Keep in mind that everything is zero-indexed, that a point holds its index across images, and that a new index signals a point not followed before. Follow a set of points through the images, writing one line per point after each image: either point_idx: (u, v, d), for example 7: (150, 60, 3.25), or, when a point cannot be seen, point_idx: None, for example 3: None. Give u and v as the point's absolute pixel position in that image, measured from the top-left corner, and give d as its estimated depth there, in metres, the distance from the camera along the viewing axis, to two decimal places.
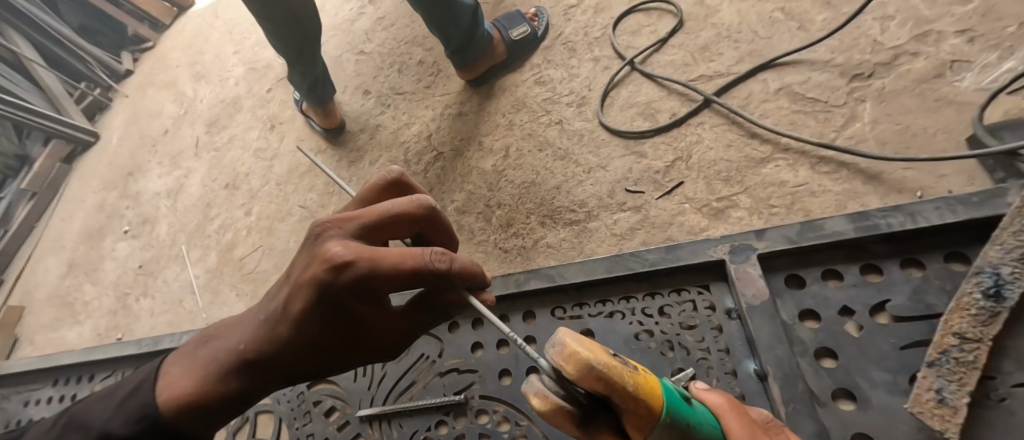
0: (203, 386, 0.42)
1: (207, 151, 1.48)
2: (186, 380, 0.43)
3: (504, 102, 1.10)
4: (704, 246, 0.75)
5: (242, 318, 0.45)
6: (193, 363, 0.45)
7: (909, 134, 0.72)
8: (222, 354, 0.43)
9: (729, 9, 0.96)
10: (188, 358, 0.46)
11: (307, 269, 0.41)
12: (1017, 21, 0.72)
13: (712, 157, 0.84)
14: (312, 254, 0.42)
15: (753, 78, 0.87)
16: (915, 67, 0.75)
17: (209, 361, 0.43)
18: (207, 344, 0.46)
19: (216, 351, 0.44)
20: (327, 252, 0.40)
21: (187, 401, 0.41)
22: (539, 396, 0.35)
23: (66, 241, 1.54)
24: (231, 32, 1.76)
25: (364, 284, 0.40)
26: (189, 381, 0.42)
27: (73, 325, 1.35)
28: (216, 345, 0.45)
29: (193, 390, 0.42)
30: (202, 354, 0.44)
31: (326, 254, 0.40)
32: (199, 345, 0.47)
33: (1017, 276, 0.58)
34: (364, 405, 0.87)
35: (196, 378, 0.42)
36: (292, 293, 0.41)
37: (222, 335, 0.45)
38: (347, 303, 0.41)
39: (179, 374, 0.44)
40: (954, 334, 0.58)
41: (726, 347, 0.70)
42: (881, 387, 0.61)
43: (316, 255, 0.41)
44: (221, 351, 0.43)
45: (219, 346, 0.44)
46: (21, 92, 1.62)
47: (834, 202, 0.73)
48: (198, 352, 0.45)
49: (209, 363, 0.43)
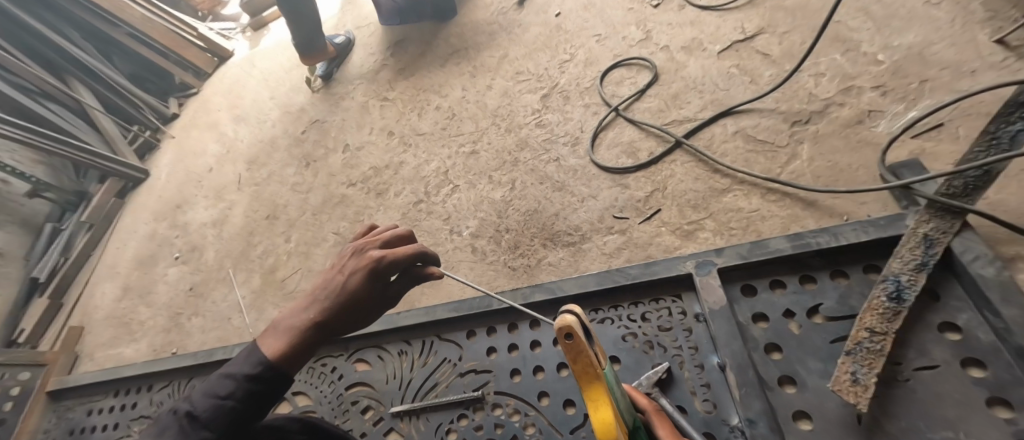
0: (293, 343, 0.64)
1: (249, 186, 1.68)
2: (280, 340, 0.65)
3: (510, 141, 1.29)
4: (676, 262, 0.92)
5: (303, 301, 0.68)
6: (277, 334, 0.66)
7: (838, 169, 0.89)
8: (300, 323, 0.65)
9: (694, 65, 1.15)
10: (269, 334, 0.67)
11: (360, 262, 0.68)
12: (918, 78, 0.90)
13: (683, 188, 1.02)
14: (357, 257, 0.69)
15: (714, 123, 1.06)
16: (842, 114, 0.94)
17: (291, 329, 0.65)
18: (280, 323, 0.67)
19: (292, 322, 0.66)
20: (370, 252, 0.69)
21: (286, 354, 0.64)
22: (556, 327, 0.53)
23: (120, 267, 1.72)
24: (268, 81, 2.03)
25: (395, 268, 0.69)
26: (281, 343, 0.65)
27: (129, 342, 1.49)
28: (290, 321, 0.67)
29: (288, 347, 0.64)
30: (280, 328, 0.66)
31: (369, 253, 0.69)
32: (274, 326, 0.68)
33: (913, 282, 0.72)
34: (396, 403, 1.03)
35: (286, 340, 0.65)
36: (345, 279, 0.67)
37: (291, 314, 0.67)
38: (383, 280, 0.68)
39: (269, 342, 0.66)
40: (867, 329, 0.72)
41: (695, 344, 0.86)
42: (816, 374, 0.76)
43: (361, 257, 0.69)
44: (298, 321, 0.66)
45: (293, 319, 0.66)
46: (82, 135, 1.97)
47: (780, 225, 0.89)
48: (276, 329, 0.67)
49: (291, 331, 0.65)
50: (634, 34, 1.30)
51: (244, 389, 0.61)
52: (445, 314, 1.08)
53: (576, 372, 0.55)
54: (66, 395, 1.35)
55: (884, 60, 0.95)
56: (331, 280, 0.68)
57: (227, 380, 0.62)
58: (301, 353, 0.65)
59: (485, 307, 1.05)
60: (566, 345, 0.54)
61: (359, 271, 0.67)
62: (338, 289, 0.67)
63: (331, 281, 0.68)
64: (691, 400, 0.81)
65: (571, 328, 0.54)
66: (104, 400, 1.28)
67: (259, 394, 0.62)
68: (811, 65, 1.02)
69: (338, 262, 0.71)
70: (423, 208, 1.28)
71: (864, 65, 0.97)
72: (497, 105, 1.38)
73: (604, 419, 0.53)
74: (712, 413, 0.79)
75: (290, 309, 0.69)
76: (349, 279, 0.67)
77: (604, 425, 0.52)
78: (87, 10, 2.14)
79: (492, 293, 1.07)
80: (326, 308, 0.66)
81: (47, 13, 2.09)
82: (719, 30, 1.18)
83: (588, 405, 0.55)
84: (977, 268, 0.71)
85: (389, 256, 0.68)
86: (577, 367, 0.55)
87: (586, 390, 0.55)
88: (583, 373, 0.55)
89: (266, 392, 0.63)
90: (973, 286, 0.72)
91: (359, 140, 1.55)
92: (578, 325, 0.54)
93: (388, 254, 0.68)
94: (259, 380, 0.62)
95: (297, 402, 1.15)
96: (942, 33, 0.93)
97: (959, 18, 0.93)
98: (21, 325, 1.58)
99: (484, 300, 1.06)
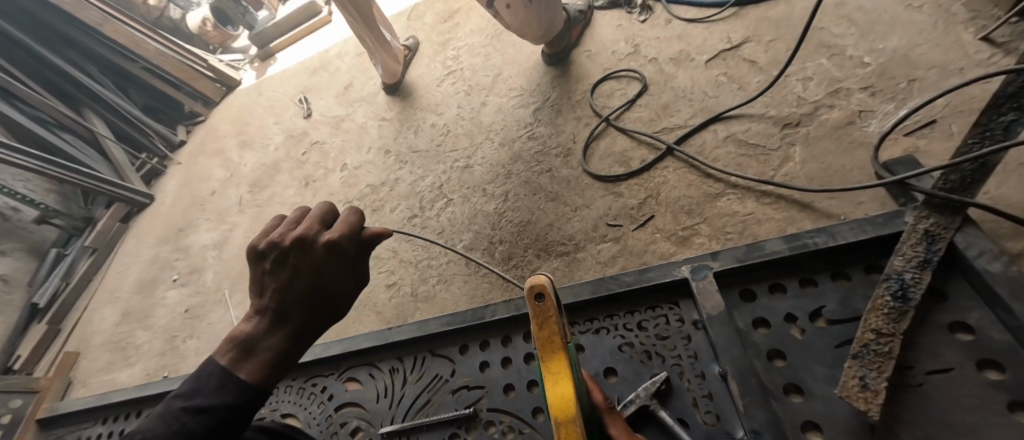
0: (277, 360, 0.61)
1: (249, 207, 1.68)
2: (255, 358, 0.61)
3: (503, 154, 1.28)
4: (671, 267, 0.89)
5: (267, 313, 0.63)
6: (256, 356, 0.61)
7: (831, 170, 0.88)
8: (279, 339, 0.62)
9: (683, 76, 1.14)
10: (233, 358, 0.61)
11: (317, 251, 0.64)
12: (907, 79, 0.90)
13: (677, 194, 1.01)
14: (304, 250, 0.64)
15: (705, 129, 1.05)
16: (832, 116, 0.93)
17: (270, 348, 0.61)
18: (246, 345, 0.61)
19: (270, 340, 0.62)
20: (320, 238, 0.65)
21: (270, 372, 0.61)
22: (538, 277, 0.54)
23: (121, 291, 1.72)
24: (273, 107, 2.08)
25: (348, 248, 0.67)
26: (261, 364, 0.60)
27: (124, 366, 1.47)
28: (265, 338, 0.62)
29: (274, 364, 0.61)
30: (255, 350, 0.61)
31: (318, 240, 0.65)
32: (243, 351, 0.61)
33: (918, 280, 0.69)
34: (386, 423, 0.99)
35: (266, 359, 0.61)
36: (309, 276, 0.64)
37: (258, 332, 0.62)
38: (342, 261, 0.67)
39: (240, 367, 0.60)
40: (873, 330, 0.69)
41: (694, 353, 0.83)
42: (823, 381, 0.72)
43: (309, 245, 0.65)
44: (274, 338, 0.62)
45: (267, 338, 0.62)
46: (94, 164, 2.02)
47: (776, 227, 0.88)
48: (247, 350, 0.61)
49: (271, 349, 0.61)
50: (624, 48, 1.28)
51: (228, 421, 0.56)
52: (437, 327, 1.06)
53: (538, 334, 0.53)
54: (53, 423, 1.31)
55: (871, 62, 0.95)
56: (289, 279, 0.64)
57: (205, 415, 0.55)
58: (283, 366, 0.62)
59: (478, 320, 1.03)
60: (536, 307, 0.53)
61: (320, 266, 0.64)
62: (307, 292, 0.64)
63: (287, 288, 0.64)
64: (692, 412, 0.77)
65: (540, 284, 0.53)
66: (91, 428, 1.24)
67: (242, 420, 0.58)
68: (798, 70, 1.02)
69: (286, 259, 0.65)
70: (417, 223, 1.29)
71: (851, 69, 0.96)
72: (491, 120, 1.36)
73: (562, 396, 0.50)
74: (716, 426, 0.75)
75: (250, 328, 0.63)
76: (312, 279, 0.64)
77: (563, 399, 0.49)
78: (108, 48, 2.23)
79: (486, 305, 1.05)
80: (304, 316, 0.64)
81: (71, 51, 2.19)
82: (706, 42, 1.16)
83: (546, 379, 0.51)
84: (983, 264, 0.68)
85: (340, 237, 0.65)
86: (538, 328, 0.53)
87: (547, 363, 0.52)
88: (544, 339, 0.53)
89: (249, 417, 0.59)
90: (981, 282, 0.68)
91: (357, 160, 1.55)
92: (551, 288, 0.54)
93: (338, 232, 0.66)
94: (244, 406, 0.58)
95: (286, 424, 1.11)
96: (925, 34, 0.93)
97: (945, 18, 0.92)
98: (17, 351, 1.57)
99: (477, 312, 1.03)
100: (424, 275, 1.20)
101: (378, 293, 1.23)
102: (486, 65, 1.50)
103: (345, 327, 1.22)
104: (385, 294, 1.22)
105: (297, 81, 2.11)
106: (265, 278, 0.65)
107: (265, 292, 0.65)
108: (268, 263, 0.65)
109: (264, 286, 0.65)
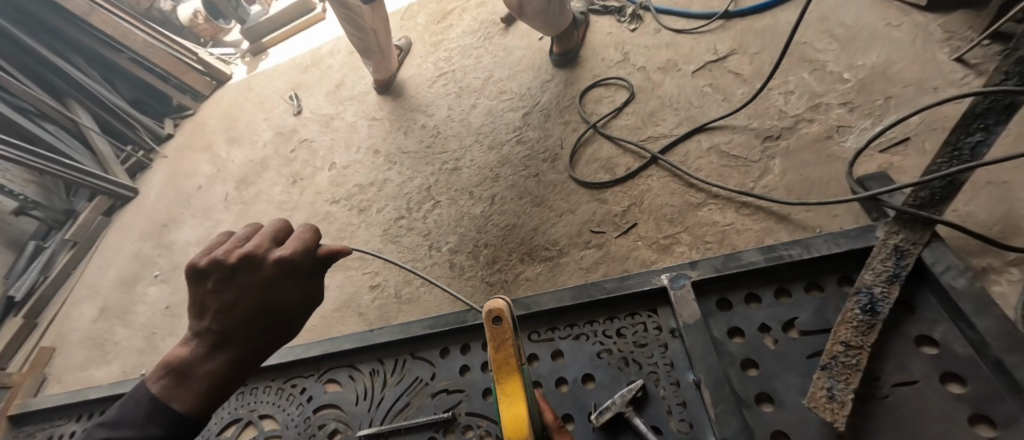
0: (215, 386, 0.59)
1: (235, 204, 1.66)
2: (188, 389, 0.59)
3: (491, 158, 1.29)
4: (651, 275, 0.91)
5: (206, 337, 0.60)
6: (190, 382, 0.58)
7: (809, 183, 0.90)
8: (218, 363, 0.60)
9: (669, 85, 1.16)
10: (166, 387, 0.58)
11: (266, 269, 0.61)
12: (883, 96, 0.92)
13: (660, 202, 1.02)
14: (252, 269, 0.61)
15: (689, 139, 1.06)
16: (812, 130, 0.95)
17: (208, 376, 0.59)
18: (182, 370, 0.59)
19: (207, 366, 0.59)
20: (270, 255, 0.61)
21: (206, 399, 0.58)
22: (496, 301, 0.59)
23: (101, 286, 1.69)
24: (263, 102, 2.05)
25: (300, 266, 0.63)
26: (198, 391, 0.58)
27: (101, 363, 1.45)
28: (202, 364, 0.59)
29: (210, 390, 0.59)
30: (190, 377, 0.58)
31: (269, 258, 0.61)
32: (178, 378, 0.58)
33: (886, 294, 0.71)
34: (364, 426, 1.00)
35: (203, 386, 0.58)
36: (258, 296, 0.60)
37: (195, 357, 0.59)
38: (295, 280, 0.63)
39: (170, 397, 0.57)
40: (842, 342, 0.71)
41: (671, 361, 0.84)
42: (793, 390, 0.74)
43: (259, 264, 0.61)
44: (214, 364, 0.59)
45: (205, 362, 0.59)
46: (77, 155, 2.00)
47: (754, 237, 0.90)
48: (182, 377, 0.58)
49: (208, 374, 0.59)
50: (613, 55, 1.28)
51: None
52: (419, 329, 1.06)
53: (494, 354, 0.57)
54: (26, 420, 1.29)
55: (850, 77, 0.97)
56: (234, 300, 0.60)
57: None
58: (223, 391, 0.60)
59: (460, 323, 1.03)
60: (493, 330, 0.58)
61: (267, 284, 0.61)
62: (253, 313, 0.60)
63: (231, 309, 0.60)
64: (666, 419, 0.79)
65: (497, 309, 0.58)
66: (65, 425, 1.23)
67: None
68: (781, 83, 1.04)
69: (231, 280, 0.61)
70: (404, 224, 1.30)
71: (831, 83, 0.98)
72: (481, 123, 1.37)
73: (515, 416, 0.55)
74: (689, 433, 0.76)
75: (188, 354, 0.60)
76: (257, 299, 0.61)
77: (517, 418, 0.54)
78: (93, 38, 2.19)
79: (468, 308, 1.05)
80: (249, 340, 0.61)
81: (55, 38, 2.14)
82: (694, 52, 1.18)
83: (500, 399, 0.56)
84: (949, 279, 0.70)
85: (293, 255, 0.61)
86: (494, 348, 0.58)
87: (502, 382, 0.57)
88: (500, 360, 0.57)
89: None
90: (946, 298, 0.70)
91: (345, 159, 1.54)
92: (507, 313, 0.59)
93: (292, 250, 0.62)
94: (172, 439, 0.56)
95: (263, 426, 1.11)
96: (903, 52, 0.95)
97: (924, 35, 0.94)
98: None
99: (459, 315, 1.04)
100: (409, 277, 1.21)
101: (363, 294, 1.23)
102: (477, 68, 1.50)
103: (327, 328, 1.21)
104: (369, 295, 1.22)
105: (288, 78, 2.09)
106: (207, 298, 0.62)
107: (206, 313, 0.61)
108: (211, 283, 0.61)
109: (205, 307, 0.61)
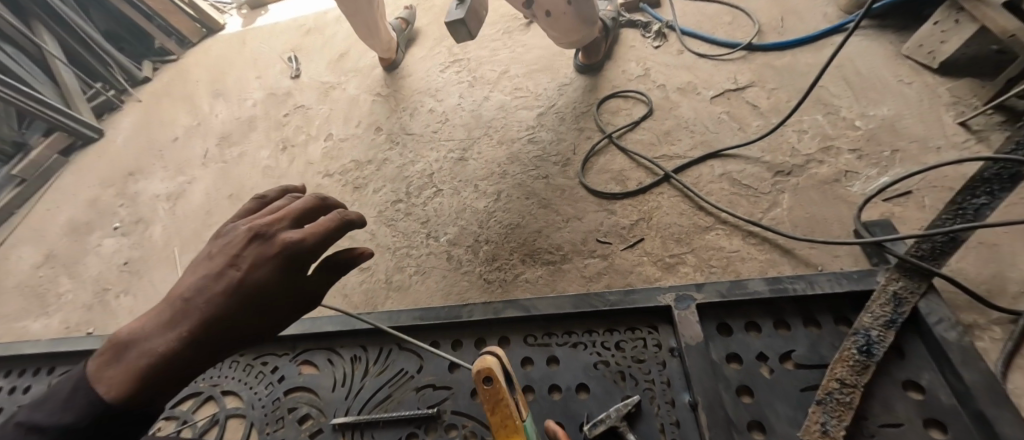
0: (154, 377, 0.43)
1: (214, 162, 1.55)
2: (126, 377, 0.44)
3: (500, 153, 1.27)
4: (656, 293, 0.91)
5: (166, 310, 0.45)
6: (127, 363, 0.43)
7: (814, 222, 0.93)
8: (163, 345, 0.43)
9: (687, 107, 1.17)
10: (105, 360, 0.44)
11: (269, 246, 0.48)
12: (891, 148, 0.96)
13: (669, 220, 1.03)
14: (258, 240, 0.48)
15: (702, 163, 1.08)
16: (821, 171, 0.98)
17: (146, 356, 0.43)
18: (124, 346, 0.44)
19: (152, 347, 0.43)
20: (281, 232, 0.49)
21: (134, 391, 0.42)
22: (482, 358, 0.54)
23: (47, 231, 1.54)
24: (256, 59, 1.94)
25: (309, 253, 0.49)
26: (130, 375, 0.42)
27: (40, 316, 1.32)
28: (147, 342, 0.44)
29: (144, 381, 0.42)
30: (129, 355, 0.43)
31: (279, 234, 0.49)
32: (119, 350, 0.44)
33: (882, 338, 0.75)
34: (339, 414, 0.95)
35: (138, 369, 0.42)
36: (244, 273, 0.46)
37: (146, 333, 0.44)
38: (301, 269, 0.50)
39: (104, 374, 0.43)
40: (837, 380, 0.73)
41: (667, 380, 0.85)
42: (784, 420, 0.76)
43: (264, 239, 0.48)
44: (160, 343, 0.43)
45: (153, 341, 0.44)
46: (37, 83, 1.82)
47: (758, 267, 0.92)
48: (123, 354, 0.44)
49: (149, 358, 0.43)
50: (634, 69, 1.29)
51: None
52: (407, 320, 1.01)
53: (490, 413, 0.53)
54: None
55: (862, 126, 1.01)
56: (214, 272, 0.46)
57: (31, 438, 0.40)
58: (161, 387, 0.44)
59: (453, 318, 0.99)
60: (485, 391, 0.53)
61: (262, 264, 0.47)
62: (231, 288, 0.45)
63: (209, 280, 0.46)
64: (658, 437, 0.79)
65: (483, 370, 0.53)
66: None
67: None
68: (796, 121, 1.07)
69: (224, 249, 0.48)
70: (401, 208, 1.25)
71: (843, 129, 1.02)
72: (492, 116, 1.35)
73: None
74: None
75: (142, 324, 0.45)
76: (243, 277, 0.46)
77: None
78: None
79: (463, 303, 1.02)
80: (210, 320, 0.44)
81: None
82: (714, 77, 1.19)
83: None
84: (940, 331, 0.74)
85: (307, 237, 0.49)
86: (491, 407, 0.53)
87: (500, 435, 0.54)
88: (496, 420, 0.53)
89: None
90: (936, 348, 0.74)
91: (343, 132, 1.47)
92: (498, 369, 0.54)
93: (309, 234, 0.49)
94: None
95: (227, 402, 1.05)
96: (914, 108, 0.99)
97: (933, 96, 0.98)
98: None
99: (453, 309, 1.00)
100: (401, 263, 1.16)
101: (350, 275, 1.17)
102: (494, 60, 1.47)
103: None
104: (356, 277, 1.16)
105: (287, 38, 1.98)
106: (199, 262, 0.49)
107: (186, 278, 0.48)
108: (214, 246, 0.50)
109: (190, 272, 0.48)
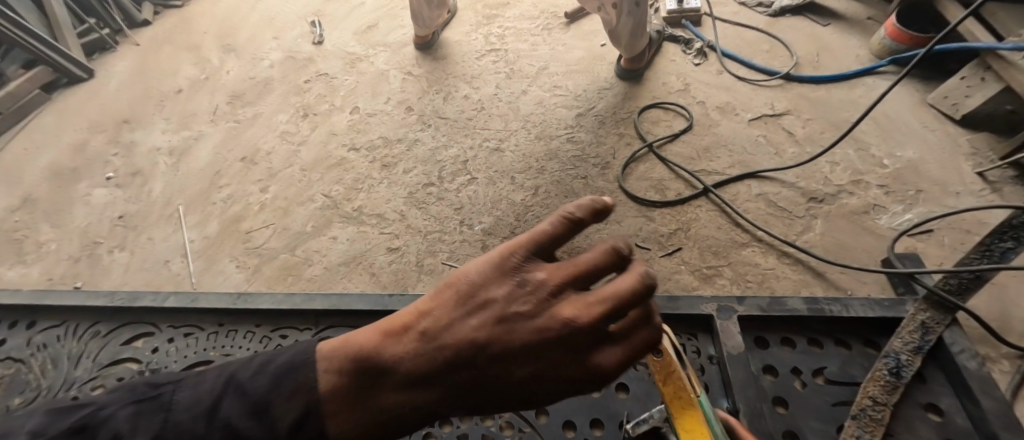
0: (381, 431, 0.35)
1: (224, 120, 1.46)
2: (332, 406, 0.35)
3: (538, 148, 1.26)
4: (698, 301, 0.94)
5: (401, 363, 0.34)
6: (368, 407, 0.35)
7: (845, 249, 0.99)
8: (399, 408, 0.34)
9: (726, 126, 1.21)
10: (347, 373, 0.35)
11: (572, 358, 0.33)
12: (915, 188, 1.04)
13: (707, 233, 1.06)
14: (561, 339, 0.32)
15: (739, 181, 1.12)
16: (852, 202, 1.04)
17: (388, 411, 0.35)
18: (357, 376, 0.35)
19: (389, 402, 0.34)
20: (594, 334, 0.33)
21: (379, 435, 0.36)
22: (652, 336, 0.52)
23: (24, 172, 1.40)
24: (271, 18, 1.83)
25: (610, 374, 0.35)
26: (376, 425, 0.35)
27: (16, 264, 1.20)
28: (385, 390, 0.35)
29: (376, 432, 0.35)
30: (361, 397, 0.35)
31: (592, 340, 0.33)
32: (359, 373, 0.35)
33: (910, 362, 0.80)
34: None
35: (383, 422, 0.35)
36: (528, 373, 0.33)
37: (383, 378, 0.35)
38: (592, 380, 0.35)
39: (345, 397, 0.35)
40: (869, 397, 0.78)
41: (706, 386, 0.87)
42: (817, 432, 0.80)
43: (563, 343, 0.32)
44: (402, 402, 0.34)
45: (394, 395, 0.34)
46: (19, 7, 1.58)
47: (792, 286, 0.97)
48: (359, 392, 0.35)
49: (385, 414, 0.35)
50: (674, 83, 1.32)
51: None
52: None
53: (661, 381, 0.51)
54: None
55: (889, 164, 1.08)
56: (475, 351, 0.33)
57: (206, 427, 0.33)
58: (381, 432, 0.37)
59: None
60: (655, 364, 0.52)
61: (553, 370, 0.33)
62: (496, 382, 0.33)
63: (467, 360, 0.33)
64: None
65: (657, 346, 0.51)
66: None
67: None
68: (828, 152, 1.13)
69: (501, 329, 0.33)
70: (433, 192, 1.22)
71: (872, 165, 1.09)
72: (530, 111, 1.34)
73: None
74: None
75: (374, 354, 0.35)
76: (520, 376, 0.33)
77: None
78: None
79: None
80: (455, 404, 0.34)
81: None
82: (752, 101, 1.24)
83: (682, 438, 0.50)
84: (962, 360, 0.81)
85: (610, 360, 0.33)
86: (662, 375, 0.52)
87: (678, 418, 0.51)
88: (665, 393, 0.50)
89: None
90: (957, 375, 0.81)
91: (370, 107, 1.42)
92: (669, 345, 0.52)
93: (624, 351, 0.34)
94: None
95: None
96: (936, 153, 1.07)
97: (955, 145, 1.07)
98: None
99: None
100: (432, 248, 1.14)
101: (377, 254, 1.14)
102: (533, 55, 1.47)
103: (329, 282, 1.11)
104: (385, 257, 1.13)
105: (307, 1, 1.89)
106: (462, 290, 0.35)
107: (446, 306, 0.35)
108: (482, 305, 0.34)
109: (450, 319, 0.34)
